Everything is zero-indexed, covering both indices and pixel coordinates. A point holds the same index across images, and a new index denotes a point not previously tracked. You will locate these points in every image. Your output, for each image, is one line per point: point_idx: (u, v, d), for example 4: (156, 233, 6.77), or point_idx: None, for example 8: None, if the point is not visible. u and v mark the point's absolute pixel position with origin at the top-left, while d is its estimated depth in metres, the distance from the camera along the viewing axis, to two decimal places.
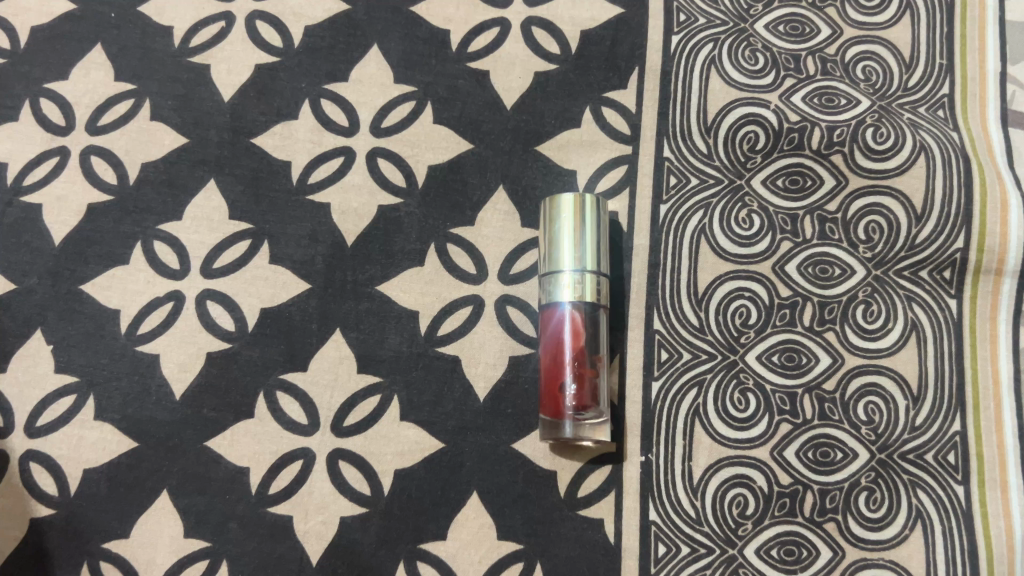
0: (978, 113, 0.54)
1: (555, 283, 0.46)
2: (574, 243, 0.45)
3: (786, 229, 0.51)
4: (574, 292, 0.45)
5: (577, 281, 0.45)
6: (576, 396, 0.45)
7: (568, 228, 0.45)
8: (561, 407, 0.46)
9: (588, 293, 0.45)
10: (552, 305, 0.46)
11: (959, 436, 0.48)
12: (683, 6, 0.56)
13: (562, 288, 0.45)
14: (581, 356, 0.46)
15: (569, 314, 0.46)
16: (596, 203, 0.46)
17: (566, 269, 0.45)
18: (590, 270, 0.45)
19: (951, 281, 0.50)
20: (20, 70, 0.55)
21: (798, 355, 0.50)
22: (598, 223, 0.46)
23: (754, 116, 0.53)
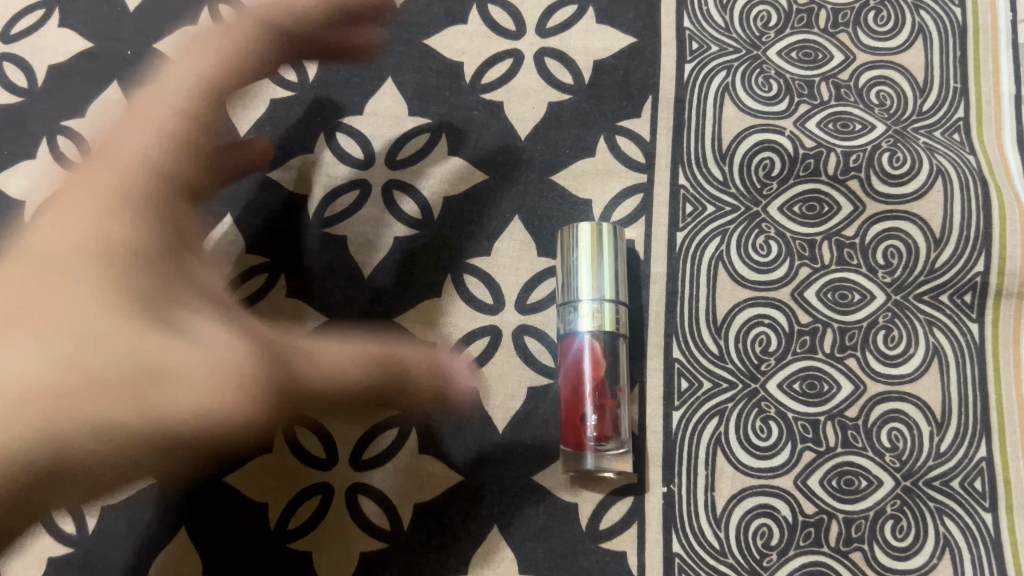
0: (994, 136, 0.53)
1: (573, 311, 0.46)
2: (592, 272, 0.45)
3: (804, 255, 0.51)
4: (593, 320, 0.45)
5: (595, 310, 0.45)
6: (598, 426, 0.45)
7: (586, 256, 0.45)
8: (579, 436, 0.45)
9: (606, 323, 0.45)
10: (571, 335, 0.46)
11: (985, 463, 0.48)
12: (695, 34, 0.56)
13: (580, 317, 0.45)
14: (601, 386, 0.45)
15: (589, 343, 0.45)
16: (614, 230, 0.46)
17: (583, 298, 0.45)
18: (608, 299, 0.45)
19: (972, 305, 0.50)
20: (38, 109, 0.56)
21: (820, 382, 0.49)
22: (616, 251, 0.46)
23: (769, 143, 0.53)
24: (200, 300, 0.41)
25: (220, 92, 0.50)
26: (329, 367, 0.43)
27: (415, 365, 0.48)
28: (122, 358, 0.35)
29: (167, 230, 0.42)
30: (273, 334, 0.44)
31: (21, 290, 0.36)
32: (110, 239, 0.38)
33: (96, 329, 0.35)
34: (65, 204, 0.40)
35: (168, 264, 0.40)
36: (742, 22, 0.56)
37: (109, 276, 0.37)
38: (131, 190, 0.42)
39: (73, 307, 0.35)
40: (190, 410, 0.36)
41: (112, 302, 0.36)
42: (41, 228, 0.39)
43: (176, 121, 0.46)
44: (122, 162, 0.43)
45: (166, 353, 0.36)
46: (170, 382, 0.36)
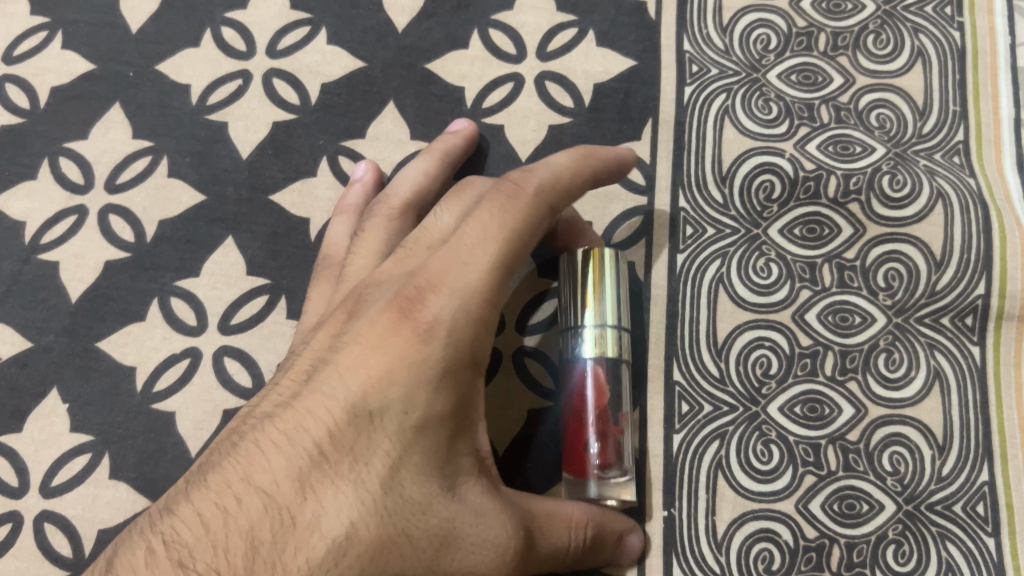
0: (994, 159, 0.53)
1: (576, 336, 0.45)
2: (594, 297, 0.45)
3: (804, 277, 0.51)
4: (595, 344, 0.44)
5: (598, 334, 0.44)
6: (599, 454, 0.44)
7: (587, 281, 0.45)
8: (580, 464, 0.45)
9: (608, 347, 0.44)
10: (573, 361, 0.45)
11: (987, 486, 0.47)
12: (695, 57, 0.56)
13: (582, 341, 0.45)
14: (603, 414, 0.45)
15: (591, 368, 0.45)
16: (615, 257, 0.46)
17: (586, 322, 0.45)
18: (610, 323, 0.45)
19: (973, 328, 0.50)
20: (40, 129, 0.56)
21: (821, 405, 0.49)
22: (617, 276, 0.46)
23: (769, 165, 0.53)
24: (478, 464, 0.39)
25: (536, 221, 0.40)
26: (547, 541, 0.40)
27: (609, 546, 0.44)
28: (432, 528, 0.35)
29: (472, 395, 0.38)
30: (518, 493, 0.41)
31: (343, 453, 0.35)
32: (415, 391, 0.35)
33: (379, 502, 0.35)
34: (370, 338, 0.37)
35: (461, 434, 0.38)
36: (742, 45, 0.56)
37: (424, 455, 0.35)
38: (442, 341, 0.36)
39: (353, 489, 0.34)
40: (473, 561, 0.36)
41: (403, 481, 0.35)
42: (341, 375, 0.36)
43: (496, 271, 0.38)
44: (456, 308, 0.37)
45: (450, 518, 0.36)
46: (458, 541, 0.36)
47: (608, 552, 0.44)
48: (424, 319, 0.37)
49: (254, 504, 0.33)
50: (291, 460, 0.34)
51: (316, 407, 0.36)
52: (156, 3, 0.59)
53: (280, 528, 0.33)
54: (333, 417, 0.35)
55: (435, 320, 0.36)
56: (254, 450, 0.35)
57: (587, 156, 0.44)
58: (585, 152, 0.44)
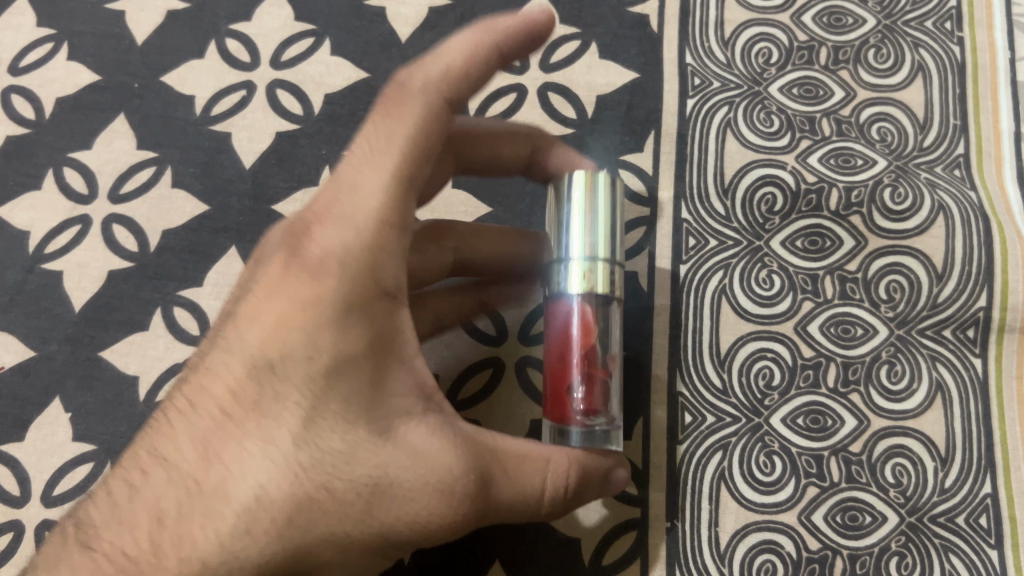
0: (994, 172, 0.54)
1: (566, 268, 0.40)
2: (584, 226, 0.40)
3: (807, 289, 0.51)
4: (586, 282, 0.40)
5: (589, 271, 0.40)
6: (584, 399, 0.40)
7: (580, 210, 0.40)
8: (565, 412, 0.40)
9: (600, 284, 0.40)
10: (559, 296, 0.40)
11: (990, 498, 0.47)
12: (697, 70, 0.56)
13: (573, 274, 0.40)
14: (590, 355, 0.40)
15: (577, 306, 0.40)
16: (612, 181, 0.41)
17: (575, 255, 0.40)
18: (603, 257, 0.40)
19: (975, 340, 0.50)
20: (45, 140, 0.57)
21: (824, 417, 0.49)
22: (613, 204, 0.41)
23: (771, 177, 0.54)
24: (419, 401, 0.37)
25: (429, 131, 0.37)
26: (521, 484, 0.37)
27: (597, 481, 0.41)
28: (359, 478, 0.35)
29: (395, 331, 0.36)
30: (485, 431, 0.38)
31: (251, 411, 0.35)
32: (317, 338, 0.34)
33: (294, 459, 0.34)
34: (263, 291, 0.36)
35: (386, 372, 0.36)
36: (744, 58, 0.56)
37: (342, 403, 0.35)
38: (340, 279, 0.35)
39: (264, 450, 0.34)
40: (417, 507, 0.35)
41: (319, 434, 0.35)
42: (245, 329, 0.36)
43: (395, 184, 0.35)
44: (351, 234, 0.35)
45: (381, 464, 0.35)
46: (393, 489, 0.35)
47: (593, 489, 0.41)
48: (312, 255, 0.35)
49: (159, 476, 0.35)
50: (202, 428, 0.35)
51: (222, 366, 0.36)
52: (162, 15, 0.59)
53: (201, 493, 0.34)
54: (236, 377, 0.36)
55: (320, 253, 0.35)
56: (165, 423, 0.37)
57: (505, 47, 0.39)
58: (501, 42, 0.39)
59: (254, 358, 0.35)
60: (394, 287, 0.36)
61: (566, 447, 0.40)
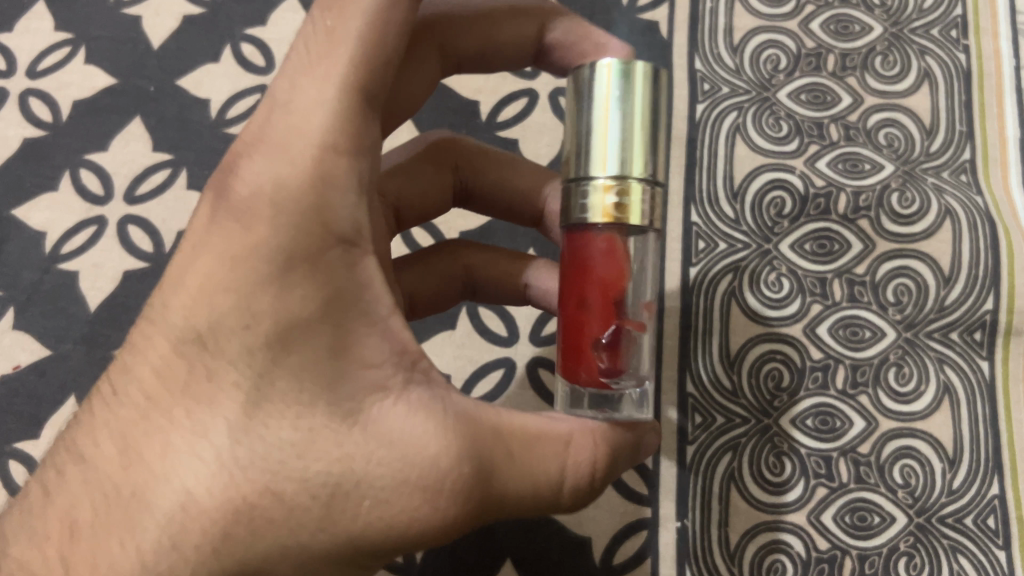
0: (1001, 178, 0.54)
1: (583, 182, 0.31)
2: (612, 136, 0.31)
3: (815, 291, 0.52)
4: (616, 208, 0.31)
5: (616, 194, 0.31)
6: (609, 356, 0.33)
7: (610, 106, 0.31)
8: (585, 372, 0.33)
9: (631, 214, 0.31)
10: (581, 227, 0.32)
11: (998, 500, 0.48)
12: (707, 76, 0.57)
13: (593, 194, 0.31)
14: (617, 302, 0.32)
15: (603, 240, 0.32)
16: (652, 74, 0.31)
17: (599, 174, 0.31)
18: (637, 176, 0.31)
19: (982, 343, 0.50)
20: (62, 142, 0.58)
21: (832, 418, 0.50)
22: (654, 101, 0.31)
23: (780, 182, 0.54)
24: (396, 369, 0.31)
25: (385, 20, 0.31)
26: (532, 468, 0.32)
27: (623, 457, 0.36)
28: (316, 476, 0.29)
29: (358, 283, 0.31)
30: (491, 407, 0.33)
31: (180, 396, 0.29)
32: (254, 299, 0.29)
33: (231, 458, 0.28)
34: (193, 244, 0.30)
35: (347, 336, 0.30)
36: (753, 64, 0.57)
37: (296, 372, 0.29)
38: (279, 222, 0.29)
39: (195, 448, 0.28)
40: (395, 510, 0.29)
41: (265, 422, 0.29)
42: (171, 296, 0.30)
43: (345, 91, 0.30)
44: (291, 162, 0.29)
45: (348, 457, 0.29)
46: (363, 487, 0.29)
47: (623, 461, 0.37)
48: (241, 195, 0.29)
49: (77, 479, 0.29)
50: (125, 417, 0.29)
51: (144, 341, 0.30)
52: (178, 19, 0.60)
53: (117, 509, 0.28)
54: (161, 355, 0.30)
55: (253, 188, 0.29)
56: (90, 413, 0.30)
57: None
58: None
59: (181, 329, 0.29)
60: (351, 225, 0.30)
61: (585, 424, 0.34)
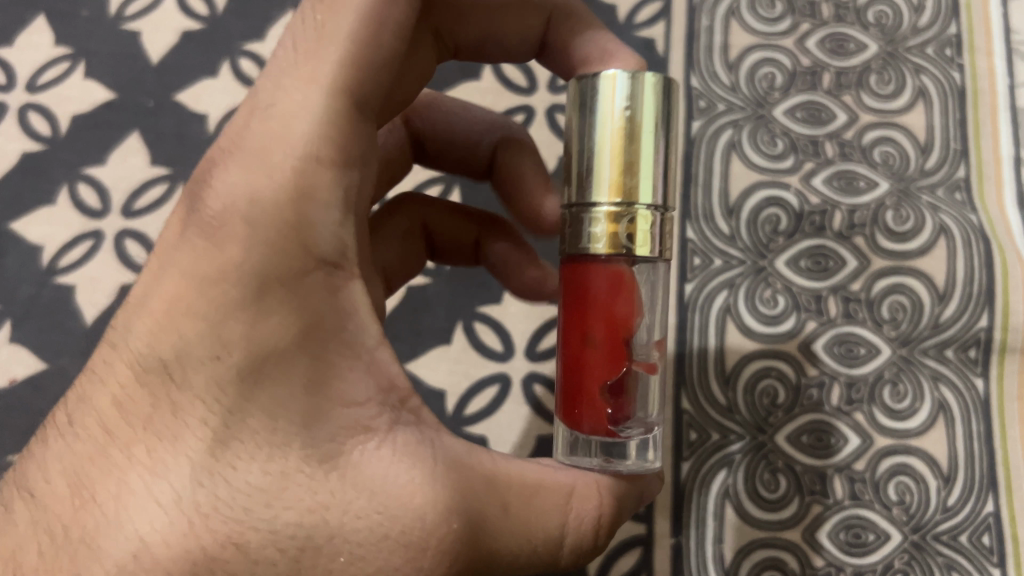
0: (995, 194, 0.55)
1: (587, 208, 0.32)
2: (618, 166, 0.31)
3: (810, 308, 0.52)
4: (622, 238, 0.31)
5: (621, 222, 0.31)
6: (614, 404, 0.33)
7: (615, 130, 0.31)
8: (590, 421, 0.33)
9: (637, 244, 0.31)
10: (591, 267, 0.32)
11: (992, 517, 0.48)
12: (703, 93, 0.57)
13: (597, 222, 0.31)
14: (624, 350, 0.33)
15: (610, 281, 0.32)
16: (660, 97, 0.32)
17: (604, 203, 0.31)
18: (643, 205, 0.31)
19: (976, 360, 0.51)
20: (61, 156, 0.58)
21: (828, 436, 0.50)
22: (661, 124, 0.32)
23: (775, 199, 0.54)
24: (382, 411, 0.31)
25: (378, 26, 0.32)
26: (527, 522, 0.32)
27: (623, 517, 0.36)
28: (286, 526, 0.28)
29: (339, 314, 0.31)
30: (489, 456, 0.33)
31: (141, 433, 0.29)
32: (224, 326, 0.29)
33: (192, 501, 0.28)
34: (163, 273, 0.30)
35: (326, 371, 0.30)
36: (749, 81, 0.57)
37: (267, 401, 0.29)
38: (255, 246, 0.29)
39: (151, 489, 0.28)
40: (370, 567, 0.29)
41: (233, 462, 0.29)
42: (137, 323, 0.30)
43: (329, 103, 0.30)
44: (267, 181, 0.29)
45: (325, 507, 0.29)
46: (337, 540, 0.29)
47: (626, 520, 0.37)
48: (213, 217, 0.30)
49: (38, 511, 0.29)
50: (81, 452, 0.29)
51: (109, 368, 0.30)
52: (177, 35, 0.60)
53: (66, 550, 0.28)
54: (125, 385, 0.29)
55: (227, 208, 0.30)
56: (55, 442, 0.30)
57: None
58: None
59: (146, 358, 0.29)
60: (331, 250, 0.31)
61: (587, 477, 0.34)
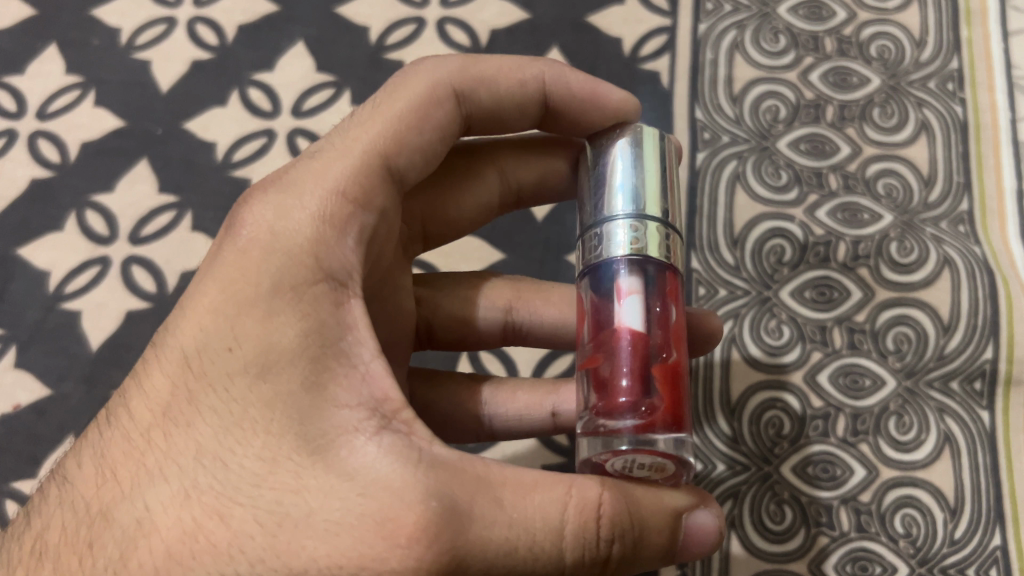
0: (999, 228, 0.54)
1: (601, 225, 0.33)
2: (630, 182, 0.33)
3: (815, 339, 0.52)
4: (633, 238, 0.32)
5: (632, 227, 0.32)
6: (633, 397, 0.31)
7: (622, 159, 0.33)
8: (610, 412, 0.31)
9: (651, 245, 0.32)
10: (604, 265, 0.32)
11: (1000, 551, 0.47)
12: (707, 124, 0.58)
13: (611, 231, 0.32)
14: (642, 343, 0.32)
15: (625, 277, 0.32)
16: (664, 143, 0.35)
17: (618, 211, 0.32)
18: (653, 217, 0.32)
19: (982, 392, 0.50)
20: (70, 183, 0.58)
21: (833, 467, 0.49)
22: (661, 157, 0.34)
23: (780, 230, 0.55)
24: (370, 416, 0.30)
25: (422, 120, 0.38)
26: (523, 521, 0.28)
27: (660, 526, 0.31)
28: (268, 502, 0.28)
29: (340, 325, 0.32)
30: (485, 459, 0.30)
31: (159, 419, 0.30)
32: (239, 323, 0.31)
33: (191, 482, 0.29)
34: (197, 281, 0.33)
35: (324, 376, 0.30)
36: (753, 114, 0.58)
37: (263, 396, 0.30)
38: (274, 258, 0.32)
39: (163, 470, 0.29)
40: (344, 548, 0.27)
41: (232, 447, 0.29)
42: (172, 324, 0.32)
43: (365, 156, 0.36)
44: (300, 208, 0.33)
45: (304, 491, 0.28)
46: (312, 519, 0.27)
47: (657, 540, 0.31)
48: (241, 231, 0.33)
49: (65, 495, 0.30)
50: (109, 437, 0.31)
51: (144, 368, 0.32)
52: (187, 64, 0.62)
53: (86, 522, 0.29)
54: (154, 379, 0.31)
55: (258, 226, 0.33)
56: (90, 437, 0.32)
57: (579, 104, 0.40)
58: (552, 71, 0.41)
59: (172, 352, 0.31)
60: (339, 270, 0.33)
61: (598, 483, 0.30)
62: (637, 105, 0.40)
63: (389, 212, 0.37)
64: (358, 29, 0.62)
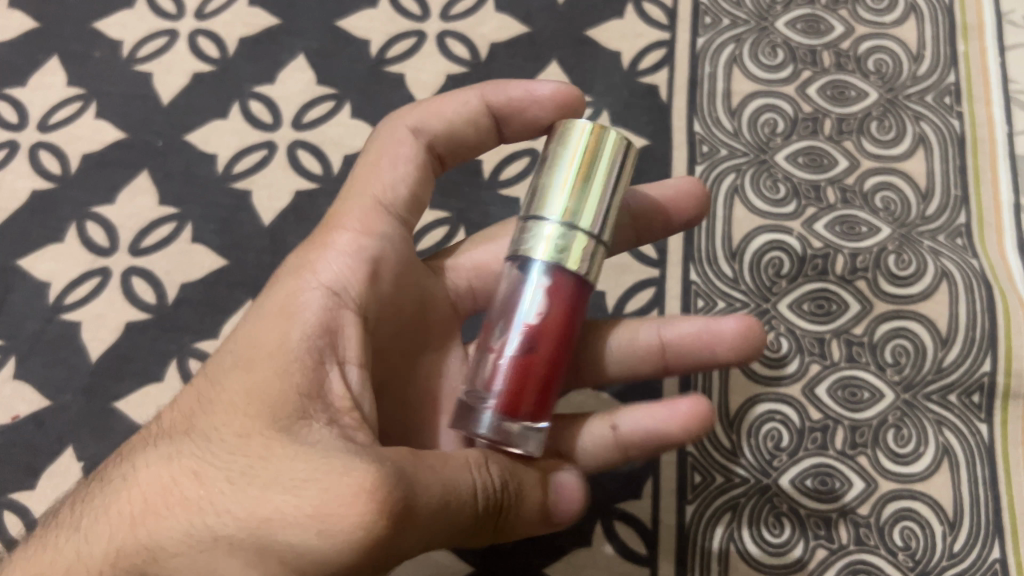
0: (996, 241, 0.55)
1: (532, 225, 0.34)
2: (572, 187, 0.34)
3: (814, 351, 0.52)
4: (556, 249, 0.33)
5: (559, 237, 0.33)
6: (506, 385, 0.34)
7: (573, 163, 0.34)
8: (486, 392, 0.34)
9: (570, 258, 0.33)
10: (530, 260, 0.34)
11: (999, 564, 0.47)
12: (705, 138, 0.58)
13: (538, 235, 0.34)
14: (530, 340, 0.34)
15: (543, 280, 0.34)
16: (621, 144, 0.35)
17: (550, 218, 0.34)
18: (581, 231, 0.34)
19: (980, 406, 0.50)
20: (70, 195, 0.59)
21: (832, 479, 0.49)
22: (613, 175, 0.34)
23: (778, 242, 0.55)
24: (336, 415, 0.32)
25: (394, 158, 0.42)
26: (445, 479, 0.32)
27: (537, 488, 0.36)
28: (240, 468, 0.30)
29: (327, 326, 0.35)
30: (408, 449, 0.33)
31: (174, 415, 0.34)
32: (244, 332, 0.35)
33: (183, 456, 0.32)
34: None
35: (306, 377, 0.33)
36: (751, 127, 0.58)
37: (244, 385, 0.33)
38: (279, 281, 0.37)
39: (164, 450, 0.32)
40: (298, 499, 0.28)
41: (219, 430, 0.32)
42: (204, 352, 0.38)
43: (360, 201, 0.41)
44: (305, 247, 0.39)
45: (273, 457, 0.30)
46: (277, 479, 0.29)
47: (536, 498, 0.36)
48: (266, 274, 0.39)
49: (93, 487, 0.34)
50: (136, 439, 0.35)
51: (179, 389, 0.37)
52: (188, 76, 0.62)
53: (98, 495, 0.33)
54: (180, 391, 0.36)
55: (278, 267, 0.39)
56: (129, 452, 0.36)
57: (519, 110, 0.45)
58: (489, 88, 0.45)
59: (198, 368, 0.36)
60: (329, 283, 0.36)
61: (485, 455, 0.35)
62: (575, 88, 0.45)
63: (400, 247, 0.41)
64: (358, 42, 0.63)
